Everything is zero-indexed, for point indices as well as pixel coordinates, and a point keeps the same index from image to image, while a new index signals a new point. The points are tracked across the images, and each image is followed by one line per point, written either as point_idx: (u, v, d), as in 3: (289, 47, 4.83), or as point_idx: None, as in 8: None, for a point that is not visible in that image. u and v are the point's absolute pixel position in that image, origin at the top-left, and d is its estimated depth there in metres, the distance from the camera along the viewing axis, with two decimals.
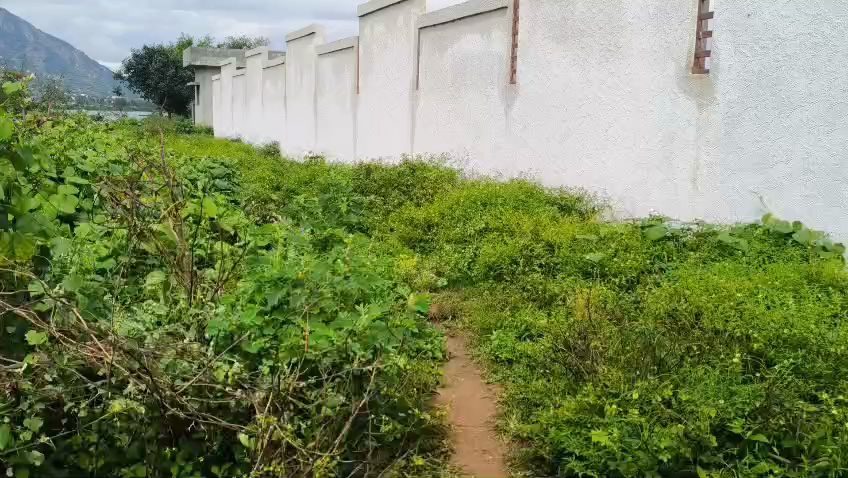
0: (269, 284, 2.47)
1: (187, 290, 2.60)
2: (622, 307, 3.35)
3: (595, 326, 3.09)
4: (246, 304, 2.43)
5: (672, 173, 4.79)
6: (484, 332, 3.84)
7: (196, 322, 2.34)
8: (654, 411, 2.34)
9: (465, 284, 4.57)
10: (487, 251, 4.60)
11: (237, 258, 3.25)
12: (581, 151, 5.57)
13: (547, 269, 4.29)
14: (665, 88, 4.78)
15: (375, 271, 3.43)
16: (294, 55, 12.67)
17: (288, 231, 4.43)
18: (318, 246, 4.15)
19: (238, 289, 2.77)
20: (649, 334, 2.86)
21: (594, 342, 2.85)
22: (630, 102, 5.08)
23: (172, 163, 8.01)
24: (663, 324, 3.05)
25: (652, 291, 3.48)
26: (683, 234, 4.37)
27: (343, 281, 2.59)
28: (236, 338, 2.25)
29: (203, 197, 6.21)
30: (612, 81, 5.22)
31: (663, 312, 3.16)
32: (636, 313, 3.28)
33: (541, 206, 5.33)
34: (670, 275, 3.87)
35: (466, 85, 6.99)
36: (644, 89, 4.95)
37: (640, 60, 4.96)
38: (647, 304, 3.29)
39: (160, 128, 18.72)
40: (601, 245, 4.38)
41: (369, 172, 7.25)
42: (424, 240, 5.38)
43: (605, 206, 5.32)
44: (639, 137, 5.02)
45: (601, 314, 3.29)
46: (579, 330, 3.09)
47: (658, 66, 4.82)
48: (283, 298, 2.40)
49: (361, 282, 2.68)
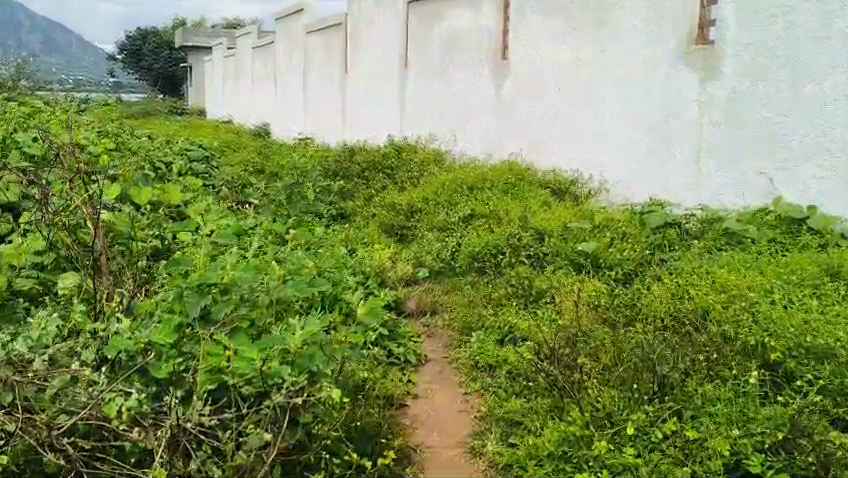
0: (190, 292, 2.06)
1: (98, 299, 2.21)
2: (618, 309, 2.94)
3: (585, 333, 2.71)
4: (161, 316, 2.02)
5: (673, 154, 4.36)
6: (467, 333, 3.44)
7: (101, 334, 1.95)
8: (650, 457, 2.01)
9: (447, 274, 4.13)
10: (471, 240, 4.18)
11: (175, 256, 2.86)
12: (576, 131, 5.12)
13: (536, 260, 3.86)
14: (658, 67, 4.39)
15: (334, 272, 3.02)
16: (282, 34, 12.20)
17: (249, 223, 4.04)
18: (279, 241, 3.77)
19: (163, 294, 2.37)
20: (646, 348, 2.45)
21: (584, 358, 2.51)
22: (621, 83, 4.69)
23: (145, 145, 7.65)
24: (663, 329, 2.69)
25: (653, 289, 3.08)
26: (686, 220, 3.99)
27: (281, 288, 2.18)
28: (142, 359, 1.82)
29: (171, 183, 5.85)
30: (602, 60, 4.81)
31: (665, 315, 2.76)
32: (636, 314, 2.86)
33: (532, 189, 4.91)
34: (671, 269, 3.46)
35: (453, 62, 6.53)
36: (638, 69, 4.54)
37: (633, 36, 4.54)
38: (646, 304, 2.88)
39: (150, 110, 18.37)
40: (595, 234, 3.96)
41: (352, 154, 6.83)
42: (406, 225, 4.94)
43: (602, 189, 4.89)
44: (639, 115, 4.58)
45: (592, 317, 2.89)
46: (566, 338, 2.68)
47: (651, 42, 4.42)
48: (207, 308, 2.02)
49: (304, 285, 2.26)
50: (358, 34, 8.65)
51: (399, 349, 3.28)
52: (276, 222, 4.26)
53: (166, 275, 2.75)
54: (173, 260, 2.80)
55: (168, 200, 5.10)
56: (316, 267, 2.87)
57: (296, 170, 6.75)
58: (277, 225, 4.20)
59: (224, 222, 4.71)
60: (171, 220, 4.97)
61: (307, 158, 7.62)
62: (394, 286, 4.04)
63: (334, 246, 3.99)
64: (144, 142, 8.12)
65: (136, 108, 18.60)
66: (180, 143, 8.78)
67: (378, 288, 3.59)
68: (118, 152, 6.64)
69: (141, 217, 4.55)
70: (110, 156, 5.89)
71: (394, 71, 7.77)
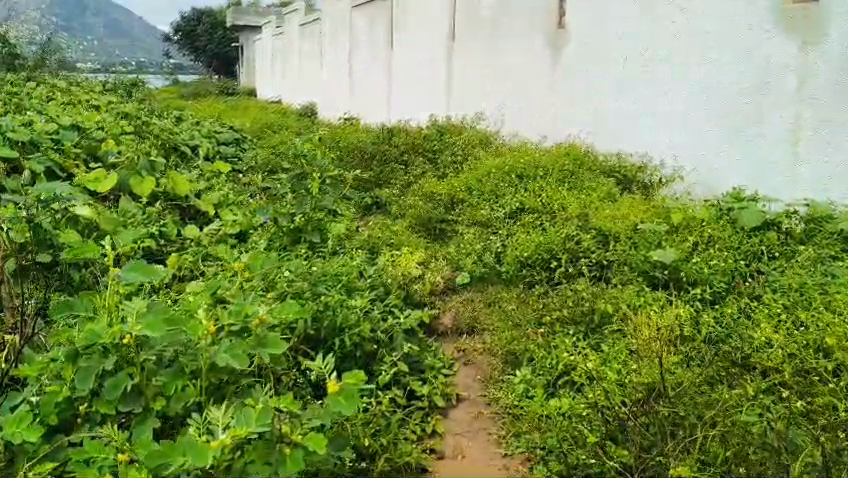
0: (97, 359, 1.84)
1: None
2: (725, 381, 2.22)
3: (677, 419, 2.00)
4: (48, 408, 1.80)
5: (733, 154, 3.69)
6: (511, 368, 2.73)
7: None
8: None
9: (491, 280, 3.40)
10: (519, 241, 3.44)
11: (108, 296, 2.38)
12: (635, 112, 4.36)
13: (599, 272, 3.10)
14: (659, 66, 4.15)
15: (324, 314, 2.51)
16: (327, 9, 11.54)
17: (247, 248, 3.48)
18: (277, 258, 3.18)
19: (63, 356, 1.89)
20: (764, 448, 1.82)
21: (677, 468, 1.79)
22: (621, 82, 4.45)
23: (168, 126, 7.13)
24: (786, 392, 2.12)
25: (781, 346, 2.28)
26: (789, 219, 3.20)
27: (214, 356, 1.89)
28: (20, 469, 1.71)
29: (187, 173, 5.27)
30: (602, 52, 4.59)
31: (790, 373, 2.18)
32: (756, 404, 2.07)
33: (593, 177, 4.16)
34: (808, 300, 2.59)
35: (499, 37, 5.71)
36: (637, 69, 4.31)
37: (632, 36, 4.30)
38: (757, 356, 2.27)
39: (197, 90, 17.89)
40: (672, 237, 3.19)
41: (392, 135, 6.12)
42: (445, 218, 4.21)
43: (675, 176, 4.05)
44: (704, 101, 3.84)
45: (681, 375, 2.23)
46: (654, 417, 1.99)
47: (650, 42, 4.18)
48: (117, 384, 1.81)
49: (240, 357, 1.90)
50: (400, 17, 8.03)
51: (424, 388, 2.56)
52: (285, 220, 3.59)
53: (103, 313, 2.13)
54: (83, 295, 2.44)
55: (176, 192, 4.43)
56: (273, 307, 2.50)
57: (306, 155, 5.97)
58: (285, 231, 3.54)
59: (233, 217, 4.07)
60: (176, 215, 4.32)
61: (325, 146, 6.73)
62: (422, 303, 3.23)
63: (352, 254, 3.35)
64: (171, 124, 7.59)
65: (185, 90, 18.07)
66: (211, 124, 8.22)
67: (399, 310, 2.95)
68: (136, 136, 5.99)
69: (135, 214, 3.94)
70: (119, 140, 5.25)
71: (435, 43, 6.98)
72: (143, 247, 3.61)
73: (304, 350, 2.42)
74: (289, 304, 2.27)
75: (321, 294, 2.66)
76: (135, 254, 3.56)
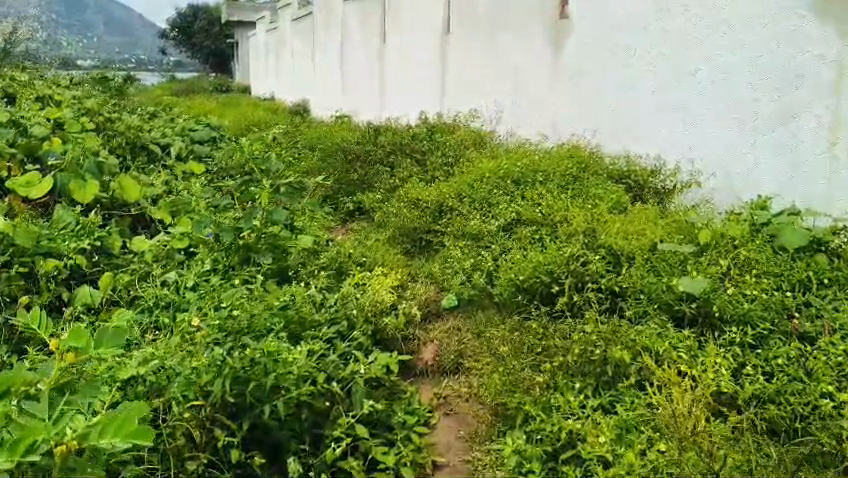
0: None
1: None
2: None
3: None
4: None
5: (757, 159, 3.11)
6: (502, 423, 2.17)
7: None
8: None
9: (481, 307, 2.85)
10: (516, 258, 2.88)
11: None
12: (644, 111, 3.79)
13: (609, 302, 2.54)
14: (668, 64, 3.59)
15: (252, 374, 1.93)
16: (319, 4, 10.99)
17: (190, 269, 2.92)
18: (222, 288, 2.63)
19: None
20: None
21: None
22: (627, 81, 3.90)
23: (138, 122, 6.56)
24: None
25: None
26: (838, 237, 2.61)
27: None
28: None
29: (146, 176, 4.71)
30: (606, 46, 4.03)
31: None
32: None
33: (599, 183, 3.59)
34: None
35: (498, 28, 5.14)
36: (644, 68, 3.75)
37: (638, 29, 3.75)
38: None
39: (188, 88, 17.31)
40: (698, 259, 2.63)
41: (379, 133, 5.55)
42: (432, 228, 3.66)
43: (692, 181, 3.45)
44: (723, 99, 3.27)
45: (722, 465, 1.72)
46: None
47: (658, 37, 3.62)
48: None
49: None
50: (396, 12, 7.45)
51: (390, 457, 2.00)
52: (237, 235, 3.02)
53: None
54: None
55: (124, 198, 3.85)
56: (110, 407, 1.92)
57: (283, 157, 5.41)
58: (235, 249, 2.97)
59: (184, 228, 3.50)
60: (123, 225, 3.76)
61: (307, 146, 6.16)
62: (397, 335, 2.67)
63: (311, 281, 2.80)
64: (143, 120, 7.03)
65: (176, 86, 17.48)
66: (190, 122, 7.65)
67: (364, 351, 2.38)
68: (96, 133, 5.43)
69: (68, 224, 3.31)
70: (71, 137, 4.69)
71: (428, 34, 6.40)
72: (72, 265, 3.03)
73: (222, 420, 1.86)
74: (123, 417, 1.65)
75: (253, 340, 2.11)
76: (61, 273, 2.99)
